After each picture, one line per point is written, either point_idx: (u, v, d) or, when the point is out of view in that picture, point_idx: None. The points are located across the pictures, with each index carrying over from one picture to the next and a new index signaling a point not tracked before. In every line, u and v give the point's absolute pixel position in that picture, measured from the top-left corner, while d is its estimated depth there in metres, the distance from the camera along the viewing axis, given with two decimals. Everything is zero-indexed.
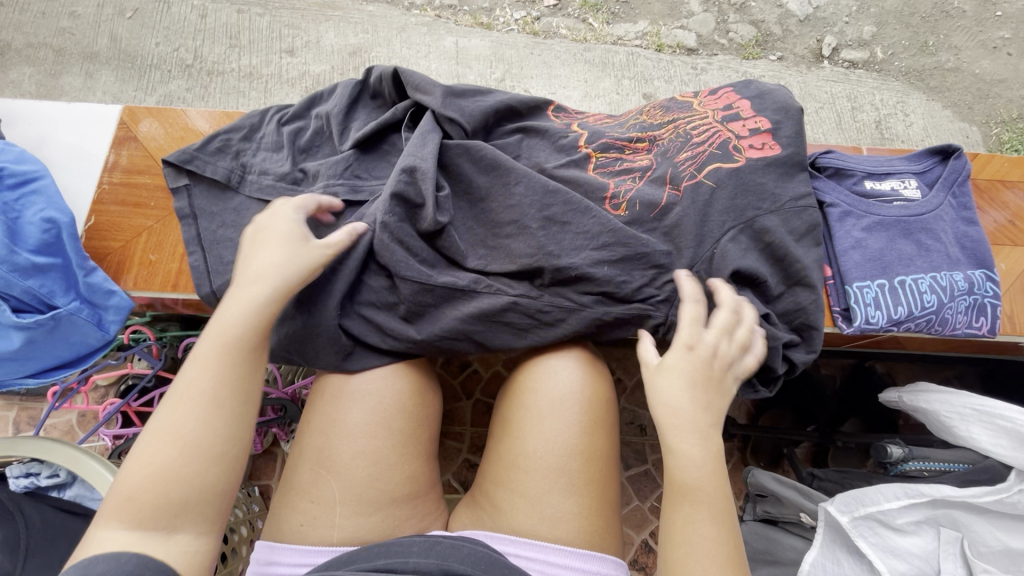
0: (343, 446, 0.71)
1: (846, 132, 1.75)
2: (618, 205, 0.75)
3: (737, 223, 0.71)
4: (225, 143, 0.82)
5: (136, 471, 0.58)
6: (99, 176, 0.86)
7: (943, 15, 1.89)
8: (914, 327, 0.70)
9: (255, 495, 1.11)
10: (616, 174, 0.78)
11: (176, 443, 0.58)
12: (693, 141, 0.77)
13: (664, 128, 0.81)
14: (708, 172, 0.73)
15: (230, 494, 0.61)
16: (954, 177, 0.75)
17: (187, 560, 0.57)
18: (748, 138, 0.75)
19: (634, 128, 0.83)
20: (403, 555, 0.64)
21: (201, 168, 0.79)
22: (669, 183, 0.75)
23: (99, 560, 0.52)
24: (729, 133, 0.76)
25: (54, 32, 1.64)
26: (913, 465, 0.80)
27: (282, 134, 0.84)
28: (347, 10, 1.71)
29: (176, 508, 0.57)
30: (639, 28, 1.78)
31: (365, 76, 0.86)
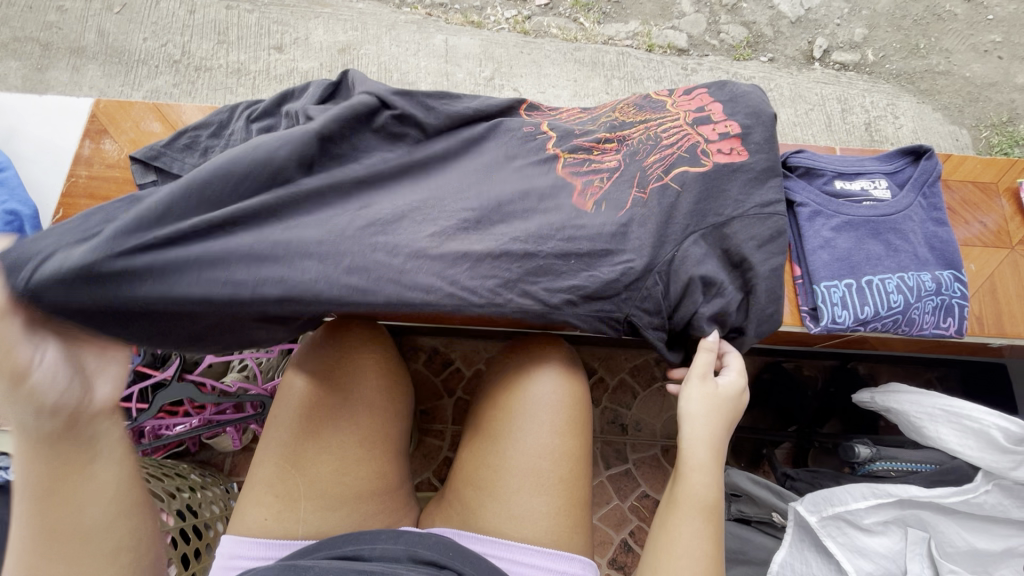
0: (313, 443, 0.71)
1: (835, 134, 1.75)
2: (585, 200, 0.75)
3: (704, 223, 0.71)
4: (194, 139, 0.82)
5: None
6: (71, 170, 0.86)
7: (935, 18, 1.90)
8: (881, 327, 0.70)
9: (232, 491, 1.13)
10: (585, 172, 0.77)
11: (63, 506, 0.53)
12: (662, 143, 0.78)
13: (636, 128, 0.81)
14: (674, 175, 0.74)
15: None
16: (924, 178, 0.75)
17: None
18: (717, 143, 0.76)
19: (605, 126, 0.82)
20: (371, 541, 0.65)
21: (167, 164, 0.80)
22: (636, 186, 0.75)
23: None
24: (698, 137, 0.77)
25: (41, 26, 1.64)
26: (880, 465, 0.81)
27: (251, 131, 0.83)
28: (337, 7, 1.71)
29: None
30: (629, 28, 1.79)
31: (340, 80, 0.86)
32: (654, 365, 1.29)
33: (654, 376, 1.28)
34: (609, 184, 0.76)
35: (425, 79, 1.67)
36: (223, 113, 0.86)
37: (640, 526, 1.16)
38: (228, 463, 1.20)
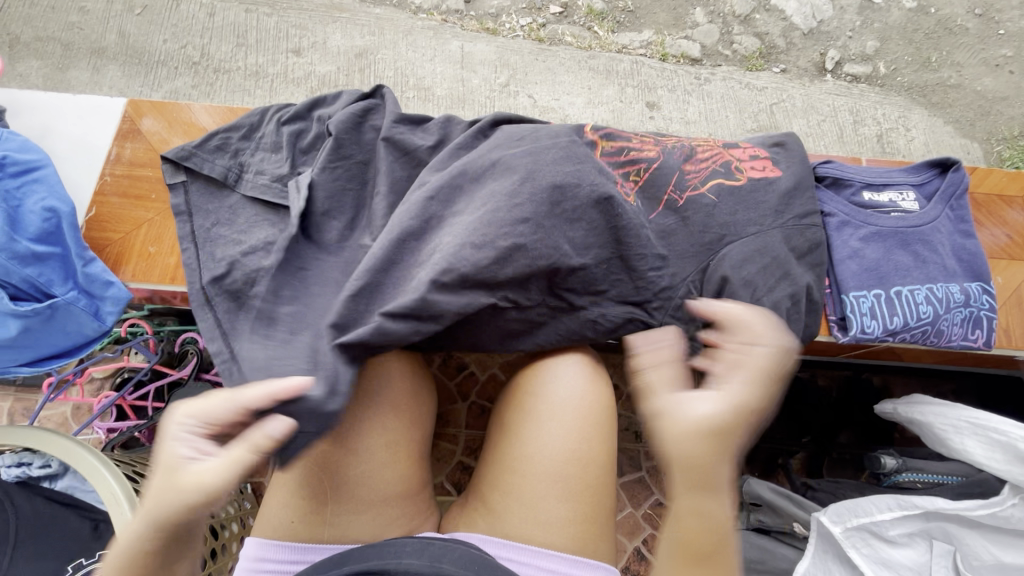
0: (339, 446, 0.71)
1: (847, 145, 1.76)
2: (625, 194, 0.76)
3: (733, 232, 0.72)
4: (224, 142, 0.83)
5: None
6: (102, 171, 0.87)
7: (946, 32, 1.91)
8: (909, 337, 0.70)
9: (247, 492, 1.14)
10: (621, 168, 0.79)
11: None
12: (698, 156, 0.79)
13: (670, 137, 0.84)
14: (711, 186, 0.76)
15: None
16: (952, 190, 0.75)
17: None
18: (749, 162, 0.78)
19: (642, 130, 0.85)
20: (395, 554, 0.65)
21: (198, 165, 0.80)
22: (673, 188, 0.76)
23: None
24: (731, 156, 0.79)
25: (63, 26, 1.65)
26: (907, 477, 0.82)
27: (282, 135, 0.84)
28: (354, 12, 1.73)
29: None
30: (643, 37, 1.80)
31: (372, 89, 0.87)
32: None
33: None
34: (645, 180, 0.77)
35: (440, 84, 1.68)
36: (253, 115, 0.86)
37: (653, 534, 1.16)
38: None
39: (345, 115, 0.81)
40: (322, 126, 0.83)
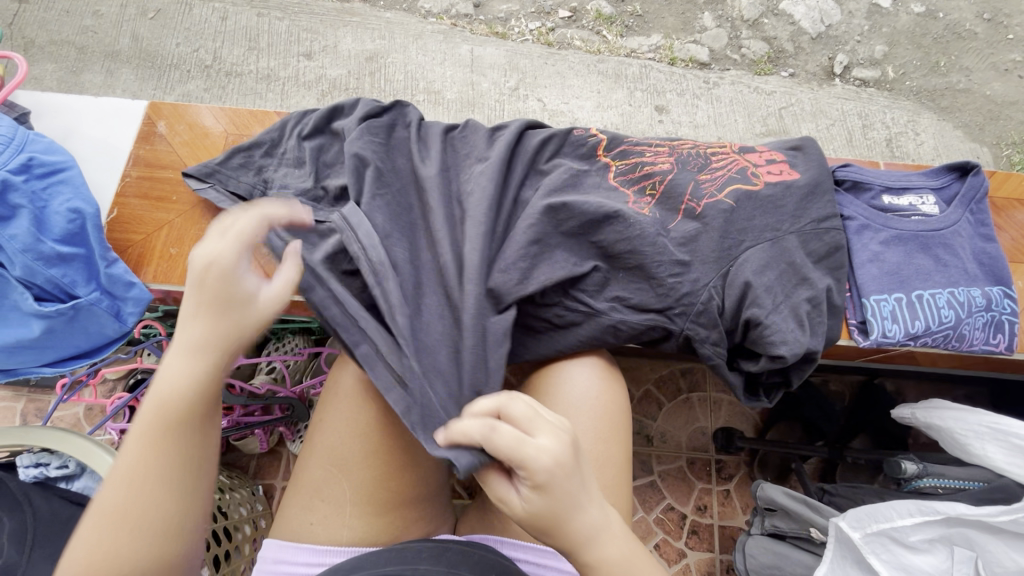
0: (356, 445, 0.72)
1: (856, 149, 1.76)
2: (640, 208, 0.76)
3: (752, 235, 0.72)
4: (247, 159, 0.84)
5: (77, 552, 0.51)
6: (123, 174, 0.87)
7: (955, 36, 1.91)
8: (931, 342, 0.70)
9: (260, 494, 1.15)
10: (635, 184, 0.79)
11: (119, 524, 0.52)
12: (712, 165, 0.80)
13: (684, 145, 0.84)
14: (728, 192, 0.75)
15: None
16: (972, 194, 0.75)
17: None
18: (766, 167, 0.78)
19: (655, 139, 0.86)
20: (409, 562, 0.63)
21: (223, 184, 0.81)
22: (689, 198, 0.76)
23: None
24: (747, 162, 0.79)
25: (77, 30, 1.67)
26: (928, 482, 0.81)
27: (304, 150, 0.84)
28: (365, 17, 1.74)
29: None
30: (652, 41, 1.80)
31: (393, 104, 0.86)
32: (680, 377, 1.28)
33: (679, 388, 1.27)
34: (661, 193, 0.77)
35: (450, 88, 1.68)
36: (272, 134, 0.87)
37: (665, 539, 1.15)
38: (253, 465, 1.21)
39: (364, 127, 0.81)
40: (342, 139, 0.83)
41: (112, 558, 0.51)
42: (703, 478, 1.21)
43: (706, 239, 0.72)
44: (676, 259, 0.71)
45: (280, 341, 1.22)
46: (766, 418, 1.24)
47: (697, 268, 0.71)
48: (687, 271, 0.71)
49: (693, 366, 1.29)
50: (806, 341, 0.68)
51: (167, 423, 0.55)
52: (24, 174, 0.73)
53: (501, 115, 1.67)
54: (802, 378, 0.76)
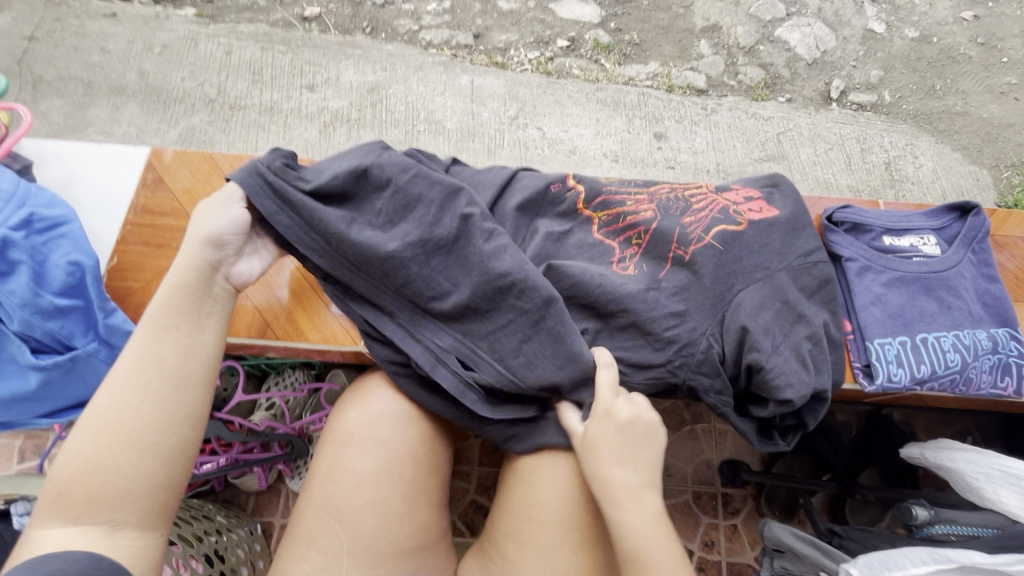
0: (353, 494, 0.71)
1: (856, 173, 1.76)
2: (627, 266, 0.77)
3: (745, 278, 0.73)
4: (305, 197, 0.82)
5: (67, 462, 0.60)
6: (125, 220, 0.88)
7: (949, 60, 1.93)
8: (938, 387, 0.69)
9: (258, 533, 1.13)
10: (620, 235, 0.80)
11: (107, 433, 0.61)
12: (693, 207, 0.79)
13: (661, 188, 0.84)
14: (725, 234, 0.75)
15: (176, 485, 0.63)
16: (973, 234, 0.74)
17: (133, 553, 0.58)
18: (746, 204, 0.78)
19: (630, 183, 0.86)
20: None
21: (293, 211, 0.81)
22: (678, 245, 0.75)
23: (50, 558, 0.53)
24: (727, 201, 0.79)
25: (85, 66, 1.69)
26: (940, 529, 0.79)
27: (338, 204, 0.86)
28: (366, 49, 1.77)
29: (113, 500, 0.58)
30: (649, 69, 1.82)
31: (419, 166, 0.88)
32: (683, 408, 1.27)
33: (684, 419, 1.26)
34: (648, 242, 0.78)
35: (451, 118, 1.70)
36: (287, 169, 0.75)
37: None
38: (251, 502, 1.20)
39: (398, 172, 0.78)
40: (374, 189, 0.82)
41: (98, 458, 0.59)
42: (709, 513, 1.18)
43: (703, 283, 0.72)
44: (673, 304, 0.72)
45: (280, 376, 1.21)
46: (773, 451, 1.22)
47: (696, 315, 0.71)
48: (685, 315, 0.71)
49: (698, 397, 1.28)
50: (811, 382, 0.68)
51: (164, 322, 0.67)
52: (24, 230, 0.72)
53: (501, 143, 1.68)
54: (816, 421, 0.75)
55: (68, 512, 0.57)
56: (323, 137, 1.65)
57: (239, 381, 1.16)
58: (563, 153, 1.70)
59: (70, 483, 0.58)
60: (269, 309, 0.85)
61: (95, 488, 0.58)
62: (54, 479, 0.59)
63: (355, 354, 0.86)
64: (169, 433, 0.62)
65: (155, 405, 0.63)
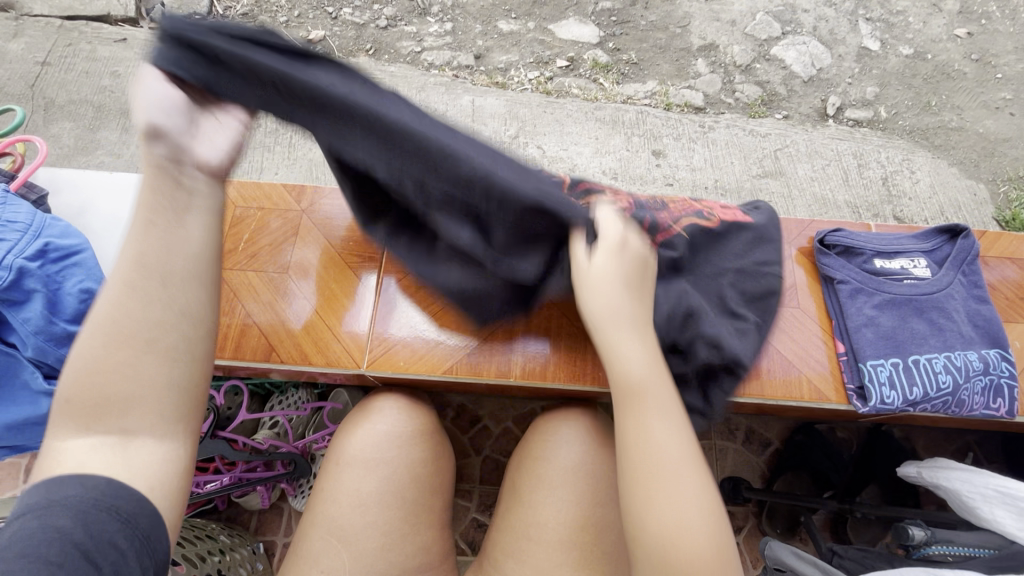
0: (354, 516, 0.73)
1: (853, 189, 1.78)
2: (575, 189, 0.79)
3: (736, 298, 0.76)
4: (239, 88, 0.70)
5: (75, 371, 0.56)
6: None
7: (944, 77, 1.96)
8: (931, 408, 0.71)
9: (260, 552, 1.14)
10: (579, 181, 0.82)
11: (103, 333, 0.56)
12: (666, 200, 0.84)
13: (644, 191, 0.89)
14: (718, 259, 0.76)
15: (187, 389, 0.58)
16: (963, 256, 0.76)
17: (155, 467, 0.55)
18: (720, 211, 0.82)
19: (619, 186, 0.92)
20: None
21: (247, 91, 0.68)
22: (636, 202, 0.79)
23: (66, 482, 0.51)
24: (701, 205, 0.83)
25: (96, 90, 1.73)
26: (936, 549, 0.79)
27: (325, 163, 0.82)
28: (370, 71, 1.81)
29: (124, 406, 0.55)
30: (647, 88, 1.86)
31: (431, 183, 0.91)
32: None
33: None
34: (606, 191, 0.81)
35: None
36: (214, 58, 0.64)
37: None
38: (253, 521, 1.20)
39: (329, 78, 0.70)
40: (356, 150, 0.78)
41: (101, 365, 0.55)
42: None
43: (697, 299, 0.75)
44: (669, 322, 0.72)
45: (283, 394, 1.22)
46: (773, 468, 1.22)
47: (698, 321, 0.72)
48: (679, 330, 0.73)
49: None
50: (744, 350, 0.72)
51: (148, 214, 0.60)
52: (39, 260, 0.73)
53: None
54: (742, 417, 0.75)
55: (84, 422, 0.55)
56: None
57: (243, 400, 1.17)
58: (563, 171, 1.72)
59: (79, 400, 0.55)
60: (274, 332, 0.86)
61: (103, 396, 0.55)
62: (67, 391, 0.56)
63: (358, 377, 0.87)
64: (164, 333, 0.57)
65: (145, 302, 0.57)
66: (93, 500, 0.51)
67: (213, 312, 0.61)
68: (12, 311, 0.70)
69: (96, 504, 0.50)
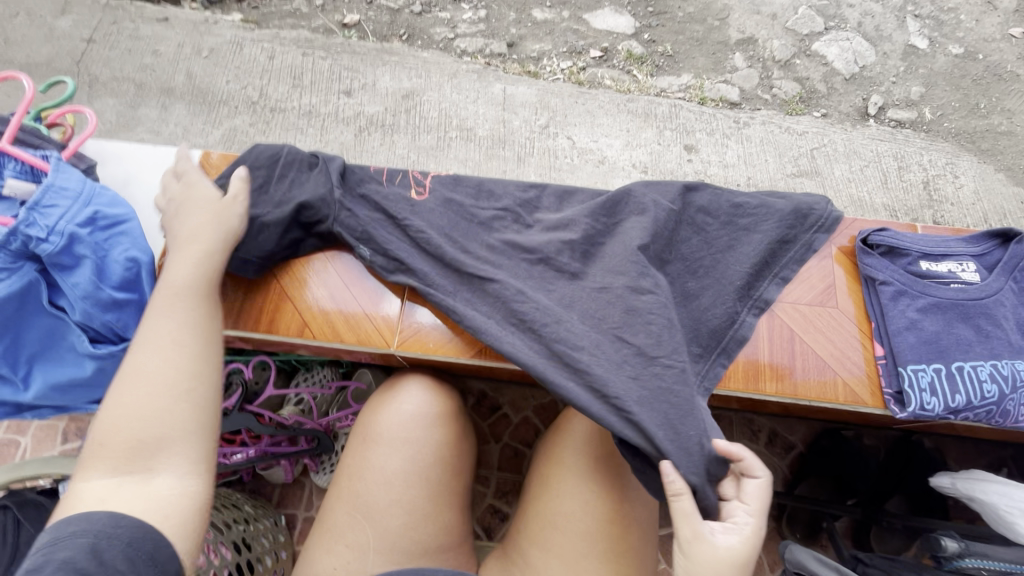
0: (383, 494, 0.74)
1: (892, 192, 1.72)
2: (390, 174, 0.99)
3: (769, 279, 0.83)
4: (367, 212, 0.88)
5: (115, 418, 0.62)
6: None
7: (995, 78, 1.87)
8: (972, 416, 0.72)
9: (283, 524, 1.16)
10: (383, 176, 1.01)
11: (137, 392, 0.63)
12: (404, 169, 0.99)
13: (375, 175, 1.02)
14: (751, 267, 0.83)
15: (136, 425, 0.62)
16: (1015, 262, 0.78)
17: (171, 496, 0.60)
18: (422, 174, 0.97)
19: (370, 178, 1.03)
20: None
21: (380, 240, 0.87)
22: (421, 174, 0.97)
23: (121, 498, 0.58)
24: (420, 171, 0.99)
25: (137, 68, 1.77)
26: (971, 562, 0.76)
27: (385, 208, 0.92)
28: (403, 56, 1.81)
29: (151, 448, 0.61)
30: (682, 81, 1.82)
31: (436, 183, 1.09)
32: None
33: None
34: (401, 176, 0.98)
35: (482, 125, 1.73)
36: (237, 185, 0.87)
37: None
38: (276, 494, 1.23)
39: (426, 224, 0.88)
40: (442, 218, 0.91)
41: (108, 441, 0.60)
42: None
43: (722, 285, 0.83)
44: (724, 309, 0.82)
45: (309, 372, 1.25)
46: (795, 472, 1.20)
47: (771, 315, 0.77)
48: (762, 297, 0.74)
49: (721, 413, 1.26)
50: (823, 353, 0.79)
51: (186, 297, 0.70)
52: (89, 227, 0.75)
53: (532, 152, 1.70)
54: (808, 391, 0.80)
55: (110, 462, 0.60)
56: (358, 141, 1.69)
57: (271, 375, 1.19)
58: (592, 163, 1.70)
59: (110, 426, 0.61)
60: (308, 310, 0.88)
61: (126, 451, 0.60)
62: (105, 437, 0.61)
63: (384, 356, 0.89)
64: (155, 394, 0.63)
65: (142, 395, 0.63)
66: (101, 530, 0.54)
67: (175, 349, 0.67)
68: (63, 275, 0.73)
69: (99, 534, 0.54)
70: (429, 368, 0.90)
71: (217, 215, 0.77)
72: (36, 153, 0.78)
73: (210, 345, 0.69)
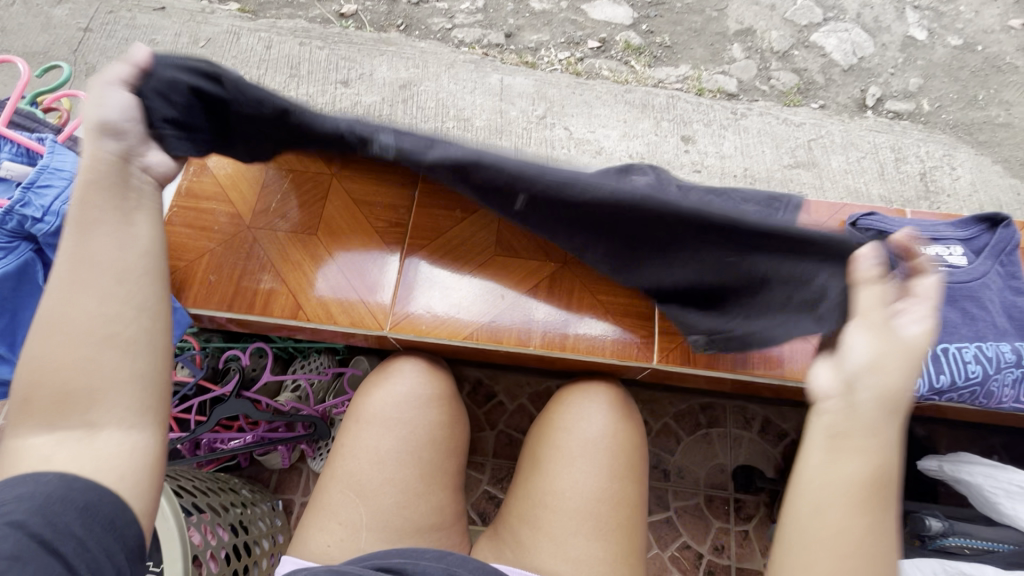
0: (375, 473, 0.76)
1: (889, 183, 1.72)
2: None
3: None
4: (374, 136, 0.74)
5: (39, 360, 0.55)
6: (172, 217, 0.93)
7: (994, 70, 1.87)
8: (958, 397, 0.74)
9: (280, 509, 1.18)
10: None
11: (58, 335, 0.55)
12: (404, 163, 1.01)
13: None
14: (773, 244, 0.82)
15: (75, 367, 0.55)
16: (1002, 246, 0.79)
17: (123, 452, 0.55)
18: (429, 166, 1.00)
19: None
20: (416, 556, 0.68)
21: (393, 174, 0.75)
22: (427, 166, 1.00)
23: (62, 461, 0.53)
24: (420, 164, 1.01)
25: None
26: (954, 541, 0.79)
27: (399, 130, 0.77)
28: (400, 46, 1.80)
29: (85, 398, 0.55)
30: (680, 72, 1.82)
31: None
32: (699, 412, 1.27)
33: (699, 422, 1.26)
34: None
35: (479, 116, 1.73)
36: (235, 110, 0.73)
37: None
38: (274, 479, 1.24)
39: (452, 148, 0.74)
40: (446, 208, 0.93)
41: (44, 386, 0.54)
42: (720, 517, 1.19)
43: None
44: None
45: (306, 359, 1.26)
46: (788, 459, 1.21)
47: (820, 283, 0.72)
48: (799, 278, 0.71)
49: (714, 401, 1.27)
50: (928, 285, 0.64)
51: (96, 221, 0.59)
52: None
53: (529, 142, 1.70)
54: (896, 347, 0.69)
55: (44, 418, 0.54)
56: None
57: (267, 362, 1.20)
58: (590, 153, 1.70)
59: (33, 383, 0.55)
60: (303, 294, 0.89)
61: (57, 397, 0.54)
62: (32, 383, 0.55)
63: (379, 338, 0.90)
64: (85, 332, 0.56)
65: (67, 339, 0.55)
66: (51, 492, 0.51)
67: (98, 285, 0.57)
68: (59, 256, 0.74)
69: (53, 498, 0.51)
70: (423, 352, 0.91)
71: (94, 133, 0.62)
72: (32, 136, 0.79)
73: (122, 279, 0.58)
